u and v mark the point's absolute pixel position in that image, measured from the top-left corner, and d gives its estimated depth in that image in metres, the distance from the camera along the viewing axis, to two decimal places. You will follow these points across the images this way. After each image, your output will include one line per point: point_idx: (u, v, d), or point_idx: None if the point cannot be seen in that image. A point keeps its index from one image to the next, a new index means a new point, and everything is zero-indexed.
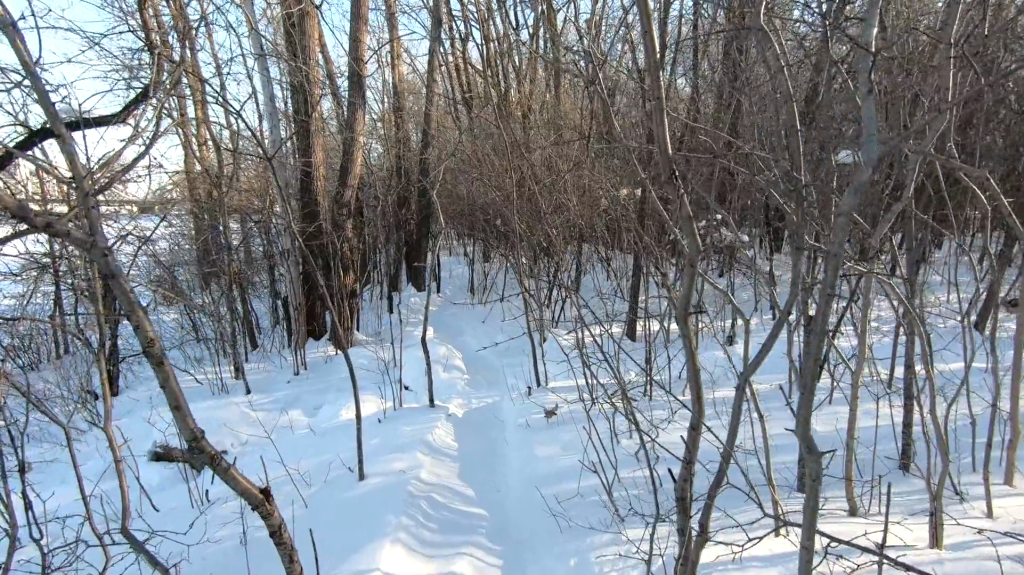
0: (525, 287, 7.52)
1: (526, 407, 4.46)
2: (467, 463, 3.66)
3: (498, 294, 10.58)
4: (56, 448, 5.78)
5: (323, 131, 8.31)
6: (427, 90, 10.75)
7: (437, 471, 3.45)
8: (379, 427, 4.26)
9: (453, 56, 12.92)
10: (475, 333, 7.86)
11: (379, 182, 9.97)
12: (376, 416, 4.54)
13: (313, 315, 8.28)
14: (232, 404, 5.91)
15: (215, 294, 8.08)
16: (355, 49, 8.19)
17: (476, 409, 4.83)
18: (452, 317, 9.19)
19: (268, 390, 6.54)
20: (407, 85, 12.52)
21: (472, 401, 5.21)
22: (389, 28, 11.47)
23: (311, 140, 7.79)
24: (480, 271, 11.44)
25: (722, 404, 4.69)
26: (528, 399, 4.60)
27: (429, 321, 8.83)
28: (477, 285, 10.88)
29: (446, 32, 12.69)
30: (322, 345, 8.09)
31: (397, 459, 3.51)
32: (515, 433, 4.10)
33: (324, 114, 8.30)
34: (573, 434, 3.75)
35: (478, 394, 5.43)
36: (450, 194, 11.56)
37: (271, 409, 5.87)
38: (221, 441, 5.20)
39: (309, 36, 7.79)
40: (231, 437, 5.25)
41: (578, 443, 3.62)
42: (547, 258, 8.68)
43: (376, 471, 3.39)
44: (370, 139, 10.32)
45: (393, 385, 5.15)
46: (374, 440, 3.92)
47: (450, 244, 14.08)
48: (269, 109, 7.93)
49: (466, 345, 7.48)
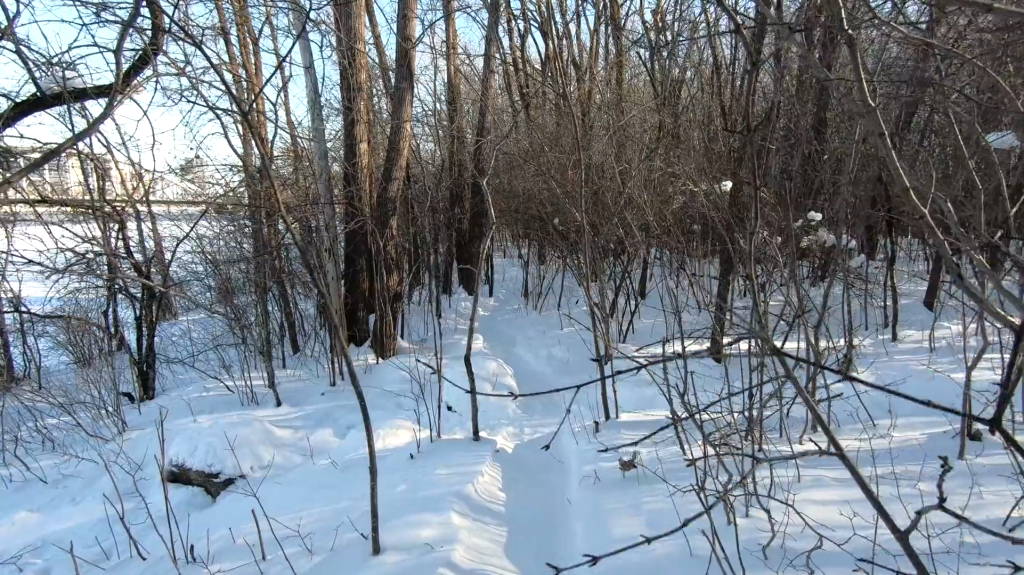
0: (587, 295, 6.61)
1: (592, 448, 3.57)
2: (517, 532, 2.85)
3: (553, 301, 9.71)
4: (74, 458, 5.30)
5: (370, 121, 7.70)
6: (483, 82, 9.99)
7: (476, 551, 2.63)
8: (410, 467, 3.50)
9: (511, 49, 12.19)
10: (529, 346, 6.98)
11: (429, 179, 9.37)
12: (408, 448, 3.78)
13: (355, 319, 7.68)
14: (259, 417, 5.33)
15: (254, 295, 7.60)
16: (403, 26, 7.41)
17: (529, 446, 3.99)
18: (506, 326, 8.32)
19: (301, 402, 5.93)
20: (463, 78, 11.85)
21: (526, 433, 4.34)
22: (444, 17, 10.79)
23: (356, 130, 7.18)
24: (536, 274, 10.55)
25: (883, 447, 3.53)
26: (595, 437, 3.72)
27: (481, 330, 8.11)
28: (531, 290, 9.99)
29: (505, 27, 12.05)
30: (363, 353, 7.48)
31: (424, 525, 2.76)
32: (578, 488, 3.22)
33: (371, 105, 7.67)
34: (659, 504, 2.82)
35: (532, 421, 4.59)
36: (505, 191, 10.75)
37: (299, 426, 5.24)
38: (241, 464, 4.61)
39: (355, 16, 7.16)
40: (253, 459, 4.66)
41: (667, 523, 2.67)
42: (613, 259, 7.86)
43: (396, 543, 2.65)
44: (421, 133, 9.67)
45: (432, 408, 4.37)
46: (401, 488, 3.16)
47: (503, 245, 13.29)
48: (312, 98, 7.37)
49: (520, 360, 6.60)
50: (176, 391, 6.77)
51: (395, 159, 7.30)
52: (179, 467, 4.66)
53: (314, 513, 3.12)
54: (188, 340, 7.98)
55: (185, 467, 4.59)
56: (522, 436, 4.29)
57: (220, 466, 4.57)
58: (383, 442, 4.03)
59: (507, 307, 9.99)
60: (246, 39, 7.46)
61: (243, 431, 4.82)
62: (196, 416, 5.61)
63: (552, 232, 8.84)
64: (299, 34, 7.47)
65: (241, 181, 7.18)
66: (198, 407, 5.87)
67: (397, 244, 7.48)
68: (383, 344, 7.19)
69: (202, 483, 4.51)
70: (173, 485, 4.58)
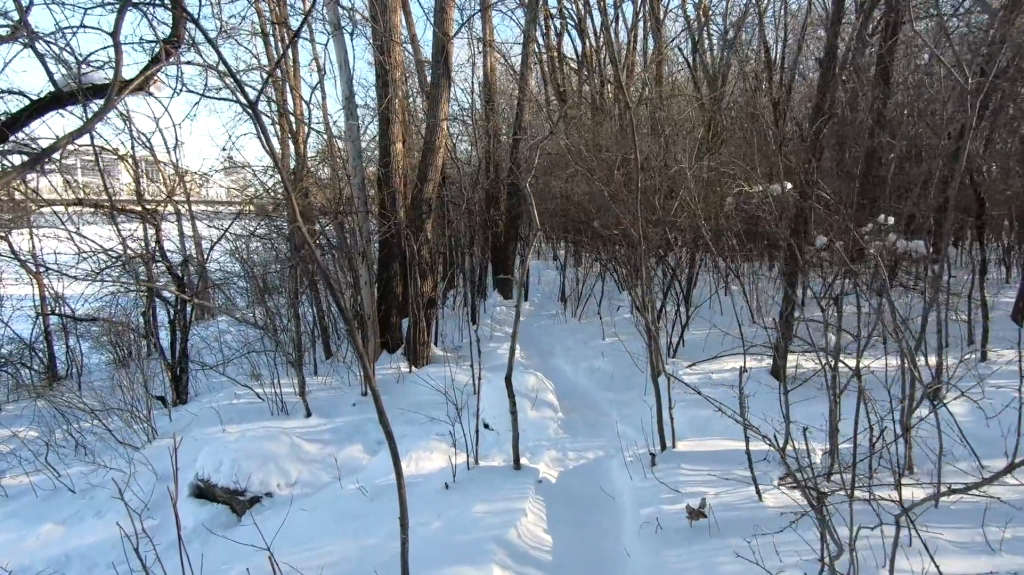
0: (633, 304, 6.17)
1: (649, 487, 3.18)
2: None
3: (592, 307, 9.28)
4: (103, 467, 5.19)
5: (406, 119, 7.43)
6: (521, 80, 9.65)
7: None
8: (445, 501, 3.19)
9: (548, 46, 11.83)
10: (568, 357, 6.60)
11: (464, 179, 9.08)
12: (443, 477, 3.47)
13: (388, 325, 7.43)
14: (288, 430, 5.10)
15: (286, 299, 7.45)
16: (441, 19, 7.11)
17: (575, 476, 3.63)
18: (543, 334, 7.95)
19: (332, 412, 5.69)
20: (500, 76, 11.53)
21: (570, 459, 3.97)
22: (482, 13, 10.49)
23: (392, 128, 6.93)
24: (574, 278, 10.14)
25: (1000, 496, 3.01)
26: (651, 472, 3.33)
27: (518, 338, 7.76)
28: (569, 295, 9.59)
29: (542, 24, 11.73)
30: (395, 360, 7.22)
31: None
32: (635, 538, 2.85)
33: (407, 104, 7.40)
34: (735, 567, 2.42)
35: (577, 446, 4.21)
36: (543, 192, 10.40)
37: (328, 440, 4.99)
38: (268, 481, 4.38)
39: (391, 10, 6.90)
40: (280, 477, 4.42)
41: None
42: (659, 264, 7.39)
43: None
44: (457, 133, 9.40)
45: (468, 430, 4.03)
46: (435, 529, 2.90)
47: (539, 247, 12.91)
48: (347, 96, 7.16)
49: (560, 373, 6.23)
50: (207, 397, 6.65)
51: (429, 160, 6.99)
52: (205, 483, 4.47)
53: (336, 562, 2.95)
54: (220, 343, 7.88)
55: (211, 483, 4.40)
56: (566, 462, 3.93)
57: (246, 484, 4.35)
58: (416, 467, 3.72)
59: (543, 312, 9.62)
60: (282, 38, 7.30)
61: (271, 445, 4.58)
62: (226, 425, 5.43)
63: (593, 235, 8.48)
64: (334, 31, 7.27)
65: (274, 182, 7.02)
66: (229, 415, 5.70)
67: (432, 248, 7.18)
68: (417, 351, 6.92)
69: (227, 501, 4.31)
70: (198, 501, 4.39)
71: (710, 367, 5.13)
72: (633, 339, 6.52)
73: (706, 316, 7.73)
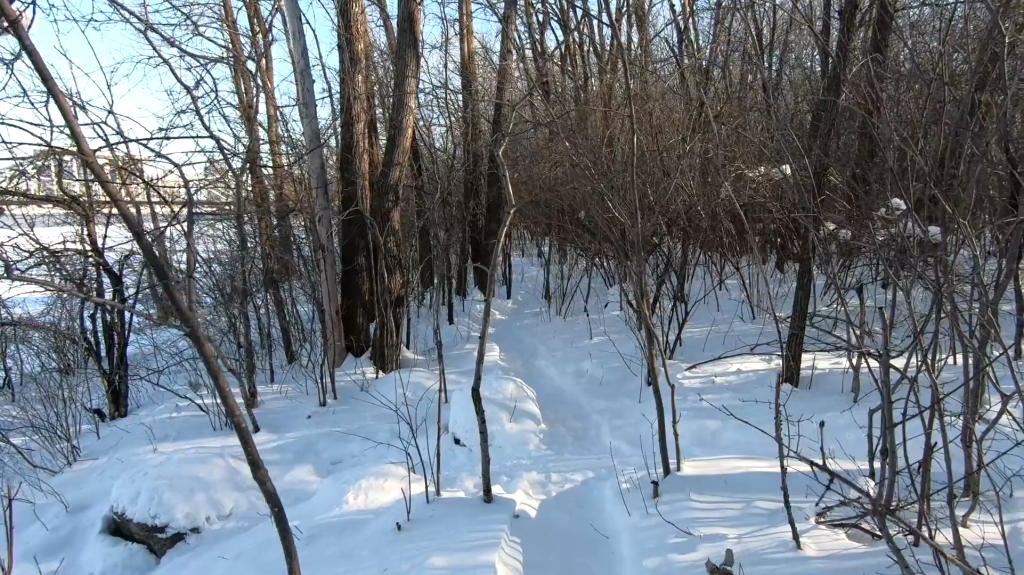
0: (623, 300, 5.55)
1: (652, 528, 2.55)
2: None
3: (578, 305, 8.67)
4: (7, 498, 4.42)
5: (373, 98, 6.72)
6: (500, 63, 8.98)
7: None
8: (395, 548, 2.54)
9: (530, 31, 11.17)
10: (553, 359, 5.97)
11: (439, 168, 8.38)
12: (397, 515, 2.81)
13: (354, 326, 6.73)
14: (227, 450, 4.37)
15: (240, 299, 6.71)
16: None
17: (559, 510, 3.00)
18: (526, 334, 7.30)
19: (283, 427, 4.98)
20: (479, 63, 10.85)
21: (554, 484, 3.32)
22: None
23: (355, 107, 6.23)
24: (560, 274, 9.48)
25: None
26: (654, 507, 2.70)
27: (499, 339, 7.10)
28: (553, 292, 8.96)
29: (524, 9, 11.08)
30: (362, 364, 6.53)
31: None
32: None
33: (373, 82, 6.68)
34: None
35: (562, 467, 3.56)
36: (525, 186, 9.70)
37: (274, 460, 4.29)
38: (195, 514, 3.66)
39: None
40: (209, 507, 3.71)
41: None
42: (652, 257, 6.72)
43: None
44: (432, 119, 8.70)
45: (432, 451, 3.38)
46: None
47: (523, 245, 12.28)
48: (305, 74, 6.42)
49: (543, 378, 5.56)
50: (147, 410, 5.90)
51: (395, 143, 6.21)
52: (119, 517, 3.75)
53: None
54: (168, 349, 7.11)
55: (126, 518, 3.68)
56: (549, 487, 3.30)
57: (166, 518, 3.62)
58: (366, 500, 3.06)
59: (526, 310, 8.99)
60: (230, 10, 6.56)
61: (202, 471, 3.86)
62: (158, 444, 4.70)
63: (576, 226, 7.85)
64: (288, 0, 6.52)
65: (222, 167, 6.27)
66: (164, 432, 4.97)
67: (400, 240, 6.46)
68: (384, 354, 6.24)
69: (145, 540, 3.59)
70: (111, 539, 3.68)
71: (712, 370, 4.52)
72: (623, 338, 5.90)
73: (703, 314, 7.11)
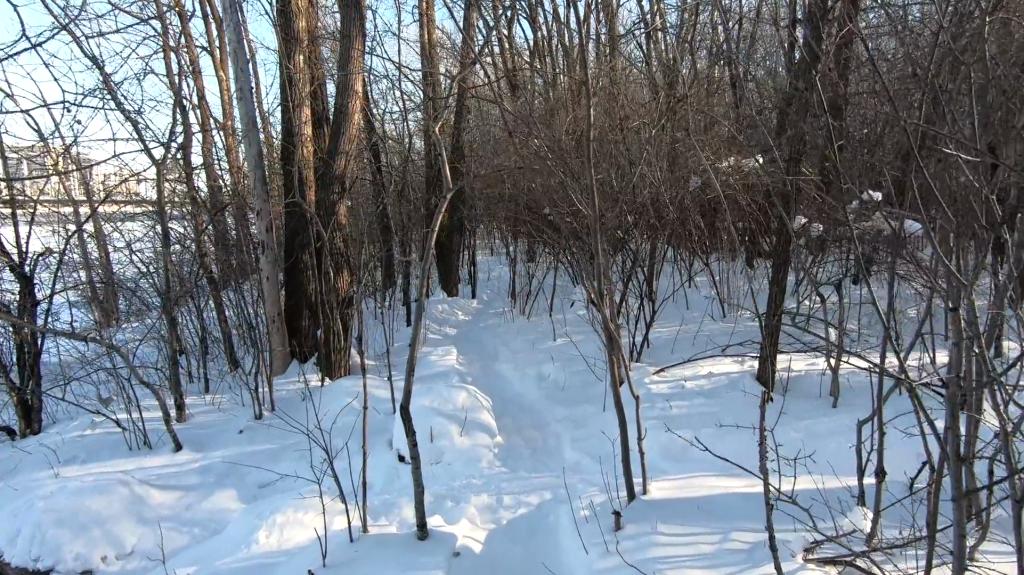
0: (588, 299, 5.18)
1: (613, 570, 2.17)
2: None
3: (545, 304, 8.28)
4: None
5: (320, 80, 6.19)
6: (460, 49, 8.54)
7: None
8: None
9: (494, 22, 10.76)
10: (514, 362, 5.56)
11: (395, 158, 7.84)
12: (311, 560, 2.35)
13: (300, 329, 6.20)
14: (137, 475, 3.82)
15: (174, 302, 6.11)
16: None
17: (506, 546, 2.60)
18: (487, 335, 6.88)
19: (209, 445, 4.43)
20: (441, 52, 10.35)
21: (505, 510, 2.90)
22: None
23: (296, 89, 5.71)
24: (525, 272, 9.09)
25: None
26: (614, 542, 2.32)
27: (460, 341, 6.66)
28: (519, 291, 8.54)
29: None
30: (309, 371, 6.00)
31: None
32: None
33: (317, 63, 6.17)
34: None
35: (517, 487, 3.15)
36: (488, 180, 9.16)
37: (192, 485, 3.77)
38: (88, 554, 3.12)
39: None
40: (104, 546, 3.18)
41: None
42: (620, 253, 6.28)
43: None
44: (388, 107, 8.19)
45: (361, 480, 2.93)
46: None
47: (490, 243, 11.85)
48: (241, 54, 5.87)
49: (502, 384, 5.14)
50: (61, 427, 5.24)
51: (340, 128, 5.71)
52: None
53: None
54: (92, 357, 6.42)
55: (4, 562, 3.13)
56: (499, 514, 2.89)
57: (51, 562, 3.08)
58: (278, 540, 2.60)
59: (490, 310, 8.56)
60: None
61: (97, 503, 3.31)
62: (60, 469, 4.11)
63: (539, 220, 7.45)
64: None
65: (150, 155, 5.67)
66: (72, 453, 4.38)
67: (348, 234, 5.95)
68: (331, 359, 5.72)
69: None
70: None
71: (681, 374, 4.17)
72: (588, 339, 5.53)
73: (673, 313, 6.80)
